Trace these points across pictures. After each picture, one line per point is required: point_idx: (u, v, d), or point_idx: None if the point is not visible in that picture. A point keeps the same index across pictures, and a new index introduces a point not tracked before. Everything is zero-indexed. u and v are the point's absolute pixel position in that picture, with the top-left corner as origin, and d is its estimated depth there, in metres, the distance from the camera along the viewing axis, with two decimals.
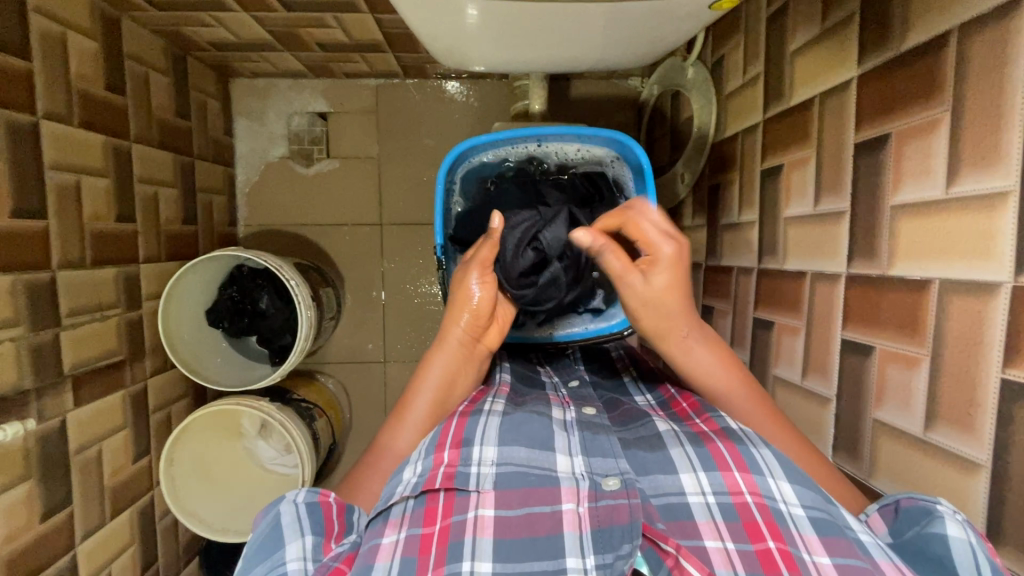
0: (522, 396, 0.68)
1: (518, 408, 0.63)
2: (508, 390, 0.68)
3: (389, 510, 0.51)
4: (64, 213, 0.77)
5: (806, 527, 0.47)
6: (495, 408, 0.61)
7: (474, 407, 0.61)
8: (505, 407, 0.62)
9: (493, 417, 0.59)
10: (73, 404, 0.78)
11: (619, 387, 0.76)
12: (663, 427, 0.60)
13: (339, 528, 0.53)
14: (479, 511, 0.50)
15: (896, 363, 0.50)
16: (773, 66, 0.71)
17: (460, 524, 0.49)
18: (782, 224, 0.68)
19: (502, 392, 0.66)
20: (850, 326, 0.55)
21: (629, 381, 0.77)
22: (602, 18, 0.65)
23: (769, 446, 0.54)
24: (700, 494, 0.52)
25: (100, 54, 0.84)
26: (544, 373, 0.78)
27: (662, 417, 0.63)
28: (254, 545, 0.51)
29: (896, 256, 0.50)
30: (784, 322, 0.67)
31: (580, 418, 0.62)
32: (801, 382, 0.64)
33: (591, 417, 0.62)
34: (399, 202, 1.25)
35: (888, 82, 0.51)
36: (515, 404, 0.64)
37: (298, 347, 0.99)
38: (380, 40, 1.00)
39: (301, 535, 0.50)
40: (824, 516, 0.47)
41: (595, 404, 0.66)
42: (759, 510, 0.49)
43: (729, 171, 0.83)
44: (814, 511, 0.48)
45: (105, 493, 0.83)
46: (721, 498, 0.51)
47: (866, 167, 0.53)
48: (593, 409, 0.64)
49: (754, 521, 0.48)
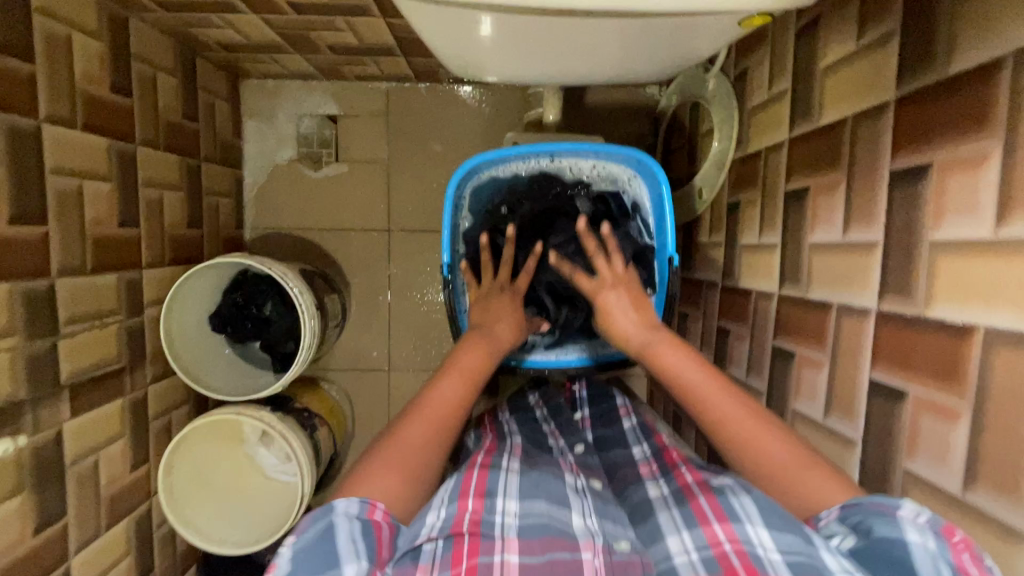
0: (536, 456, 0.65)
1: (534, 467, 0.61)
2: (521, 450, 0.65)
3: (419, 552, 0.49)
4: (64, 218, 0.75)
5: (782, 571, 0.45)
6: (512, 466, 0.60)
7: (492, 462, 0.60)
8: (521, 466, 0.60)
9: (512, 474, 0.58)
10: (69, 414, 0.76)
11: (618, 438, 0.75)
12: (653, 494, 0.62)
13: (388, 554, 0.50)
14: (505, 554, 0.47)
15: (931, 413, 0.46)
16: (802, 81, 0.67)
17: (487, 566, 0.46)
18: (806, 249, 0.65)
19: (516, 451, 0.64)
20: (879, 366, 0.52)
21: (628, 428, 0.76)
22: (622, 32, 0.61)
23: (750, 493, 0.53)
24: (684, 553, 0.51)
25: (106, 55, 0.82)
26: (550, 435, 0.74)
27: (653, 480, 0.65)
28: (300, 552, 0.48)
29: (934, 296, 0.46)
30: (805, 353, 0.64)
31: (590, 487, 0.61)
32: (822, 419, 0.61)
33: (596, 486, 0.62)
34: (406, 207, 1.23)
35: (930, 107, 0.47)
36: (530, 464, 0.62)
37: (301, 357, 0.98)
38: (392, 44, 0.97)
39: (357, 559, 0.47)
40: (801, 559, 0.45)
41: (600, 476, 0.65)
42: (737, 556, 0.48)
43: (750, 190, 0.80)
44: (791, 556, 0.46)
45: (101, 502, 0.82)
46: (703, 553, 0.50)
47: (902, 199, 0.50)
48: (599, 481, 0.63)
49: (733, 567, 0.47)
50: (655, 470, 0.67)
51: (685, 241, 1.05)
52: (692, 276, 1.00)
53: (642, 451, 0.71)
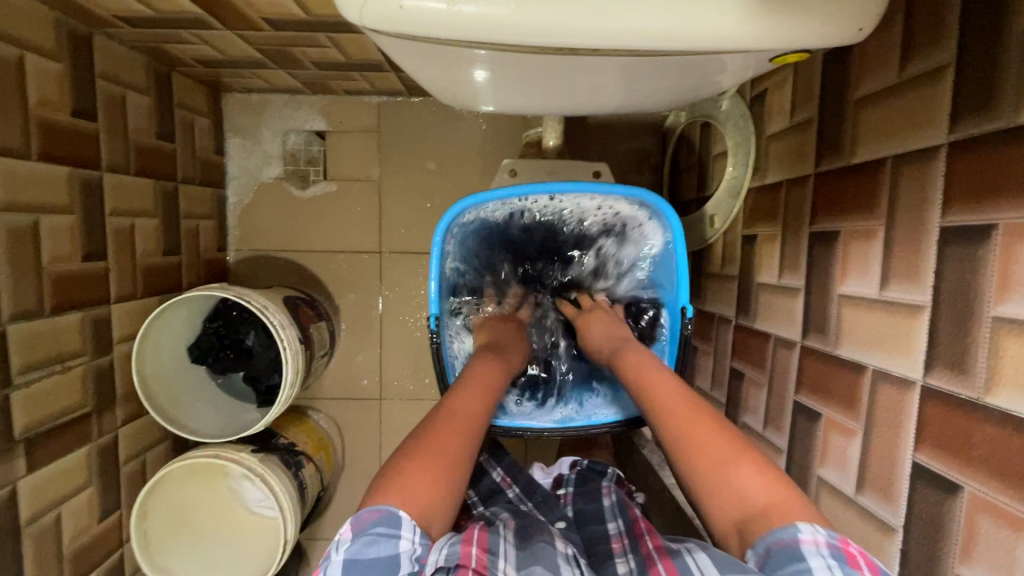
0: (529, 526, 0.59)
1: (528, 538, 0.55)
2: (515, 524, 0.58)
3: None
4: (17, 257, 0.68)
5: None
6: (508, 534, 0.54)
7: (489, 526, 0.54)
8: (516, 536, 0.54)
9: (509, 540, 0.52)
10: (25, 471, 0.70)
11: (596, 512, 0.69)
12: (621, 571, 0.56)
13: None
14: None
15: (992, 517, 0.40)
16: (831, 112, 0.60)
17: None
18: (835, 299, 0.58)
19: (509, 525, 0.57)
20: (925, 449, 0.46)
21: (607, 504, 0.69)
22: (627, 67, 0.55)
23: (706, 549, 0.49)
24: None
25: (66, 76, 0.75)
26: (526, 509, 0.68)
27: (621, 553, 0.59)
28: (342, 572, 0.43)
29: (998, 382, 0.40)
30: (834, 417, 0.58)
31: (577, 558, 0.55)
32: (854, 495, 0.54)
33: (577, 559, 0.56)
34: (398, 228, 1.17)
35: (996, 158, 0.40)
36: (523, 537, 0.55)
37: (283, 397, 0.90)
38: (380, 59, 0.90)
39: None
40: None
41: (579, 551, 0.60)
42: None
43: (769, 224, 0.73)
44: None
45: (64, 560, 0.76)
46: None
47: (956, 261, 0.43)
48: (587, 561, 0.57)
49: None
50: (625, 547, 0.60)
51: (694, 269, 0.98)
52: (703, 308, 0.93)
53: (615, 527, 0.65)
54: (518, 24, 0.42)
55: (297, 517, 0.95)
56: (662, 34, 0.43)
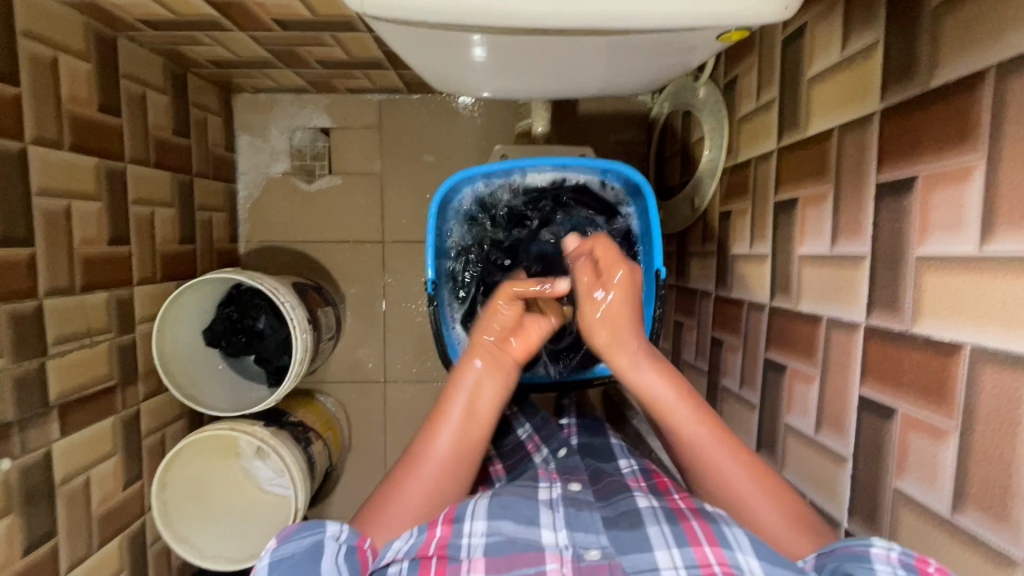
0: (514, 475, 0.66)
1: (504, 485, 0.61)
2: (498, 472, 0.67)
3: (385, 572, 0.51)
4: (53, 239, 0.75)
5: None
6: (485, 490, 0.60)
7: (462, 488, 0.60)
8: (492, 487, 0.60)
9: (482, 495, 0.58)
10: (59, 434, 0.76)
11: (604, 449, 0.74)
12: (642, 503, 0.59)
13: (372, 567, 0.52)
14: None
15: (921, 432, 0.45)
16: (789, 91, 0.66)
17: None
18: (795, 261, 0.64)
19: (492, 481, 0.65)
20: (870, 383, 0.51)
21: (614, 444, 0.75)
22: (603, 49, 0.61)
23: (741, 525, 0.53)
24: (672, 569, 0.50)
25: (94, 75, 0.82)
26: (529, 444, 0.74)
27: (643, 491, 0.62)
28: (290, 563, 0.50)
29: (921, 312, 0.45)
30: (797, 367, 0.63)
31: (567, 494, 0.60)
32: (814, 435, 0.60)
33: (575, 491, 0.61)
34: (399, 218, 1.23)
35: (916, 119, 0.46)
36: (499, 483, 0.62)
37: (294, 371, 0.97)
38: (381, 57, 0.97)
39: None
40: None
41: (580, 478, 0.64)
42: None
43: (741, 199, 0.79)
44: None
45: (93, 521, 0.82)
46: (692, 573, 0.49)
47: (889, 212, 0.49)
48: (580, 484, 0.62)
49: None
50: (643, 487, 0.64)
51: (678, 249, 1.04)
52: (687, 285, 0.99)
53: (629, 465, 0.69)
54: (497, 10, 0.48)
55: (306, 486, 1.00)
56: (622, 17, 0.49)
